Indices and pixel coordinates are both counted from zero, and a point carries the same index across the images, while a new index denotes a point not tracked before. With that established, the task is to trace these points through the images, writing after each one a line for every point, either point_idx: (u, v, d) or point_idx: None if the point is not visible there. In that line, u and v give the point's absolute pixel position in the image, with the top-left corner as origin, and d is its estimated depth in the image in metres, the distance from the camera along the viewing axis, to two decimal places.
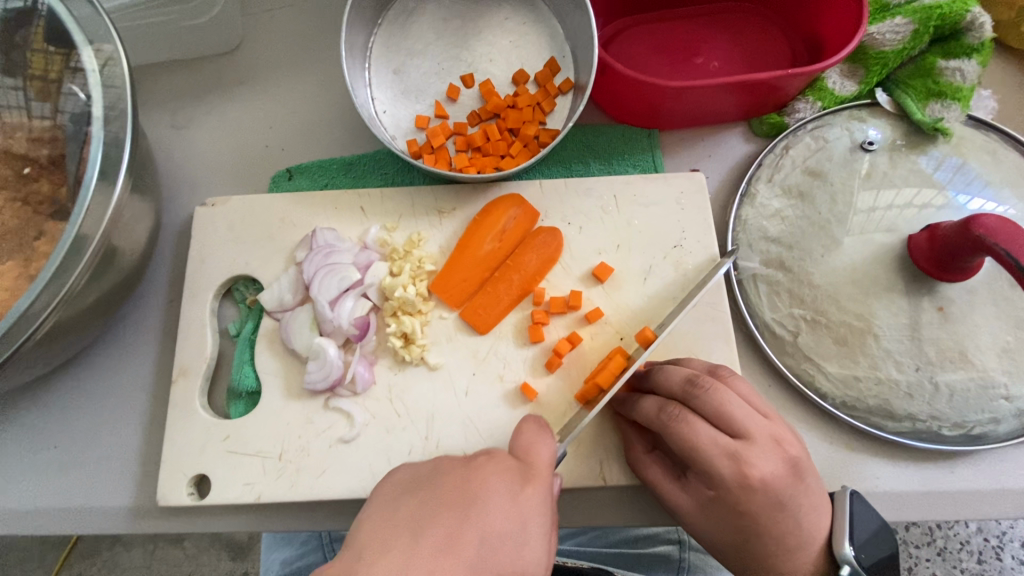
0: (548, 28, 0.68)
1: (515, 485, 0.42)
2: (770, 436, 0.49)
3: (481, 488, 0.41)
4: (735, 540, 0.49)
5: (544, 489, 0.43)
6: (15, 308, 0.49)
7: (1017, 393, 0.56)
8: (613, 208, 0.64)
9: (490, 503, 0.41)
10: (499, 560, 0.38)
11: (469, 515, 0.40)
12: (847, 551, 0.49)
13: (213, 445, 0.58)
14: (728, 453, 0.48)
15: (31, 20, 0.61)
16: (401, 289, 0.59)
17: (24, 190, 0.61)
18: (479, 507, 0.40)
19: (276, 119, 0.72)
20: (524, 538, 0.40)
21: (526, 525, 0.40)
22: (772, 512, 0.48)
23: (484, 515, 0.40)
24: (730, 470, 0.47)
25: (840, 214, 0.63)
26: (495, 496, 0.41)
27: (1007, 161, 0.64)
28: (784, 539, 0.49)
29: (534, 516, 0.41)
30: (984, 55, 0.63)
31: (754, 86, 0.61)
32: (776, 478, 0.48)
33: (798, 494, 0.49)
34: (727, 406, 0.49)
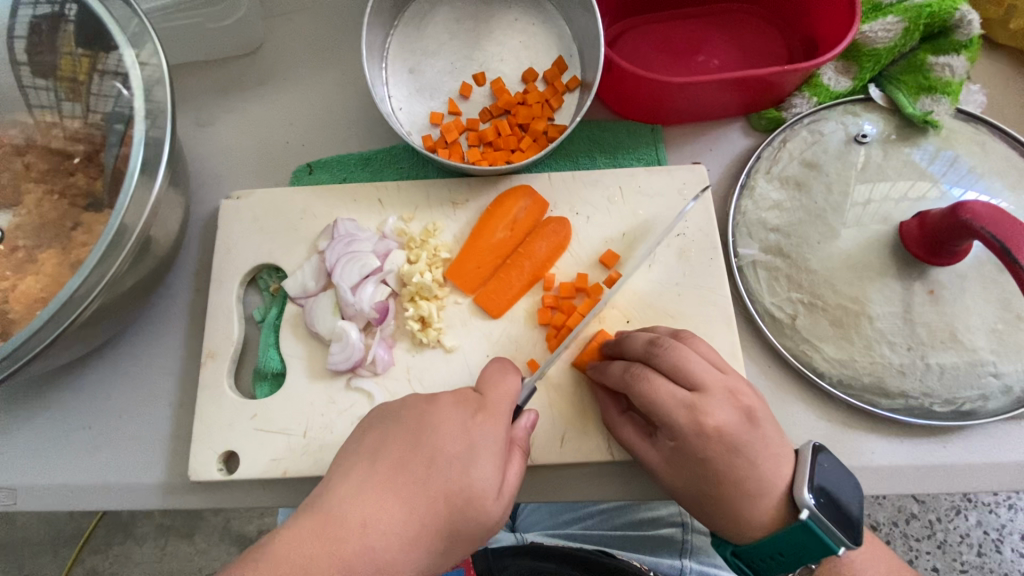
0: (557, 28, 0.72)
1: (468, 414, 0.47)
2: (725, 387, 0.53)
3: (433, 417, 0.47)
4: (700, 489, 0.53)
5: (500, 417, 0.47)
6: (64, 290, 0.53)
7: (1005, 371, 0.59)
8: (619, 199, 0.67)
9: (440, 429, 0.46)
10: (445, 479, 0.44)
11: (420, 442, 0.45)
12: (806, 496, 0.51)
13: (241, 423, 0.61)
14: (685, 404, 0.51)
15: (59, 26, 0.64)
16: (418, 275, 0.62)
17: (61, 183, 0.64)
18: (429, 434, 0.46)
19: (296, 117, 0.75)
20: (470, 459, 0.45)
21: (474, 449, 0.45)
22: (729, 458, 0.51)
23: (434, 441, 0.45)
24: (687, 420, 0.51)
25: (836, 203, 0.66)
26: (446, 423, 0.46)
27: (995, 153, 0.67)
28: (745, 486, 0.51)
29: (482, 441, 0.45)
30: (972, 51, 0.66)
31: (753, 81, 0.64)
32: (731, 427, 0.51)
33: (756, 441, 0.52)
34: (685, 362, 0.53)
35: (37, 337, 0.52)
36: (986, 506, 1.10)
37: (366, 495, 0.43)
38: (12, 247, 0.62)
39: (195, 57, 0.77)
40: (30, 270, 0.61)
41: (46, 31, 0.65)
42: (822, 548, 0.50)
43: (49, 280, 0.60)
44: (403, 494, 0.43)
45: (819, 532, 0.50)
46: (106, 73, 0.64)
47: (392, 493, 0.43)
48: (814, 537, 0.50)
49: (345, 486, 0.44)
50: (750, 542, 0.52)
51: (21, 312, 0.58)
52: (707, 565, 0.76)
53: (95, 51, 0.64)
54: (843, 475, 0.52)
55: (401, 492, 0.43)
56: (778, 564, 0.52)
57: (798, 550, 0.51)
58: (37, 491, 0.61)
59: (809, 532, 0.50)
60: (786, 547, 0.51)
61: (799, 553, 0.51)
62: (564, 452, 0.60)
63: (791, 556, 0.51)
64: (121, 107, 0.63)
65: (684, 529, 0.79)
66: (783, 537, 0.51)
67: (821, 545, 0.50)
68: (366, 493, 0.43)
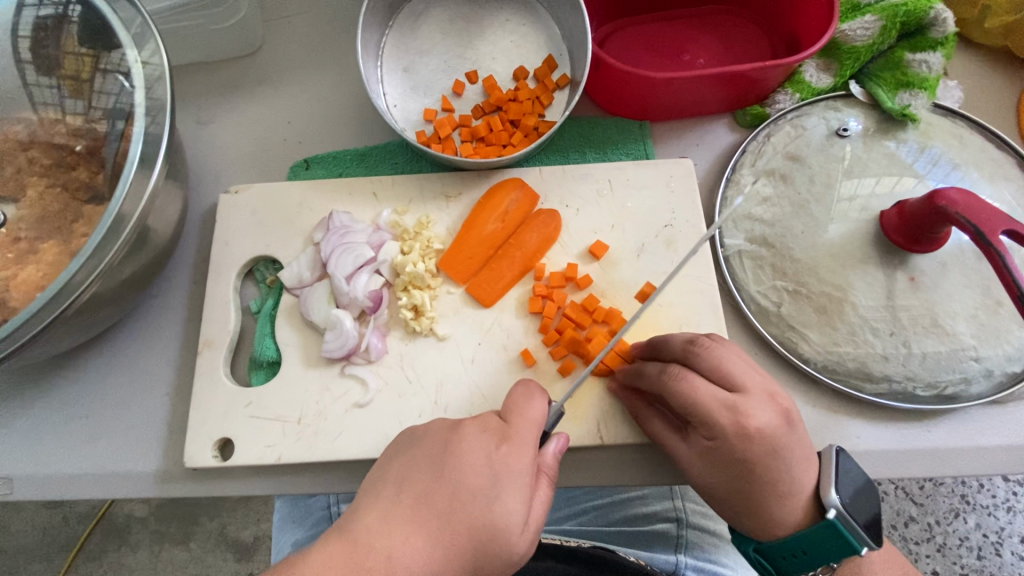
0: (547, 28, 0.74)
1: (493, 446, 0.46)
2: (764, 391, 0.53)
3: (460, 446, 0.45)
4: (734, 488, 0.52)
5: (528, 444, 0.46)
6: (60, 279, 0.54)
7: (986, 355, 0.60)
8: (608, 192, 0.69)
9: (464, 460, 0.45)
10: (470, 514, 0.43)
11: (445, 472, 0.44)
12: (833, 497, 0.52)
13: (237, 410, 0.62)
14: (727, 406, 0.51)
15: (65, 25, 0.67)
16: (411, 264, 0.64)
17: (64, 177, 0.66)
18: (456, 462, 0.45)
19: (294, 114, 0.77)
20: (495, 493, 0.43)
21: (498, 481, 0.44)
22: (767, 458, 0.51)
23: (458, 471, 0.44)
24: (730, 420, 0.51)
25: (819, 194, 0.68)
26: (473, 451, 0.45)
27: (973, 145, 0.69)
28: (777, 484, 0.51)
29: (507, 474, 0.44)
30: (948, 48, 0.69)
31: (735, 77, 0.66)
32: (770, 428, 0.51)
33: (791, 443, 0.52)
34: (725, 364, 0.53)
35: (35, 320, 0.54)
36: (985, 508, 1.10)
37: (392, 526, 0.42)
38: (14, 238, 0.63)
39: (196, 57, 0.79)
40: (31, 260, 0.62)
41: (49, 29, 0.67)
42: (844, 547, 0.51)
43: (49, 269, 0.61)
44: (432, 531, 0.42)
45: (844, 532, 0.51)
46: (109, 72, 0.66)
47: (418, 524, 0.42)
48: (839, 536, 0.51)
49: (370, 515, 0.43)
50: (773, 539, 0.53)
51: (20, 299, 0.59)
52: (702, 559, 0.81)
53: (100, 50, 0.66)
54: (862, 478, 0.53)
55: (428, 526, 0.42)
56: (798, 562, 0.53)
57: (820, 548, 0.52)
58: (39, 478, 0.63)
59: (835, 531, 0.51)
60: (810, 545, 0.52)
61: (821, 552, 0.52)
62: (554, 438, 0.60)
63: (813, 554, 0.52)
64: (122, 104, 0.65)
65: (679, 524, 0.84)
66: (809, 536, 0.51)
67: (843, 545, 0.51)
68: (392, 526, 0.42)
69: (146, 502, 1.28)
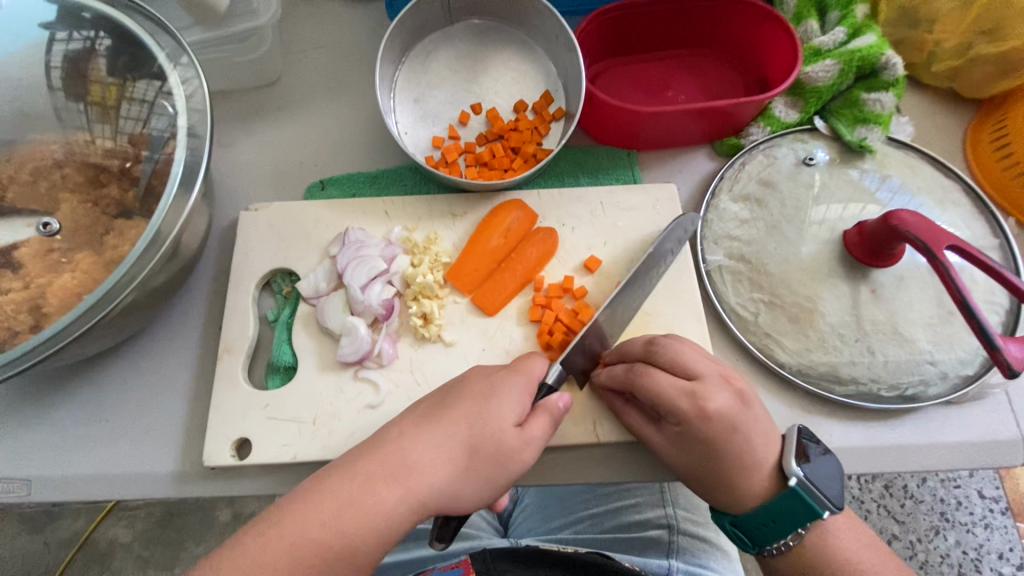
0: (543, 65, 0.82)
1: (491, 371, 0.57)
2: (718, 375, 0.59)
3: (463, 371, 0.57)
4: (704, 469, 0.58)
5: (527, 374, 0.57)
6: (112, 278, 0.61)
7: (941, 358, 0.67)
8: (600, 213, 0.76)
9: (470, 376, 0.57)
10: (468, 409, 0.53)
11: (456, 384, 0.56)
12: (794, 466, 0.56)
13: (254, 411, 0.66)
14: (686, 393, 0.57)
15: (90, 58, 0.73)
16: (421, 276, 0.69)
17: (96, 194, 0.71)
18: (461, 381, 0.56)
19: (310, 140, 0.83)
20: (490, 397, 0.54)
21: (494, 389, 0.54)
22: (730, 437, 0.56)
23: (465, 385, 0.56)
24: (690, 406, 0.57)
25: (790, 216, 0.75)
26: (478, 371, 0.57)
27: (923, 174, 0.77)
28: (742, 459, 0.56)
29: (501, 383, 0.55)
30: (898, 89, 0.76)
31: (713, 112, 0.75)
32: (728, 409, 0.57)
33: (750, 419, 0.57)
34: (681, 356, 0.59)
35: (89, 315, 0.60)
36: (963, 526, 1.20)
37: (412, 420, 0.54)
38: (48, 248, 0.67)
39: (218, 85, 0.85)
40: (65, 269, 0.66)
41: (81, 61, 0.73)
42: (808, 513, 0.55)
43: (85, 277, 0.65)
44: (437, 427, 0.53)
45: (805, 497, 0.55)
46: (133, 99, 0.73)
47: (429, 417, 0.54)
48: (800, 501, 0.55)
49: (399, 415, 0.56)
50: (747, 510, 0.57)
51: (55, 305, 0.63)
52: (692, 564, 0.86)
53: (123, 79, 0.73)
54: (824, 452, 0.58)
55: (434, 418, 0.53)
56: (770, 531, 0.57)
57: (787, 516, 0.56)
58: (60, 480, 0.66)
59: (797, 497, 0.55)
60: (777, 513, 0.56)
61: (789, 519, 0.56)
62: (554, 435, 0.65)
63: (781, 522, 0.56)
64: (165, 129, 0.70)
65: (671, 530, 0.89)
66: (775, 504, 0.56)
67: (808, 512, 0.55)
68: (409, 420, 0.54)
69: (131, 527, 1.37)
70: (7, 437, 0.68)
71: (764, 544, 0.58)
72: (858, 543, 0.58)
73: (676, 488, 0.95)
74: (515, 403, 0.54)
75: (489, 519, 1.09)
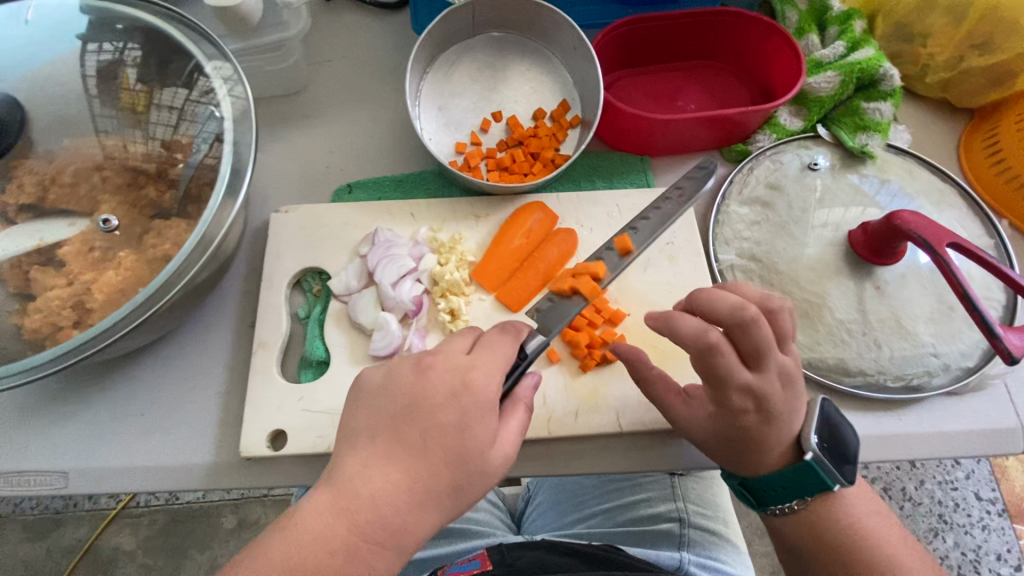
0: (560, 75, 0.86)
1: (463, 382, 0.52)
2: (781, 368, 0.57)
3: (422, 393, 0.51)
4: (716, 436, 0.61)
5: (492, 374, 0.53)
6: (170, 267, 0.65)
7: (943, 351, 0.71)
8: (617, 214, 0.79)
9: (430, 401, 0.51)
10: (444, 445, 0.50)
11: (414, 413, 0.51)
12: (812, 441, 0.59)
13: (289, 404, 0.68)
14: (749, 386, 0.57)
15: (118, 71, 0.75)
16: (449, 274, 0.72)
17: (134, 196, 0.73)
18: (424, 406, 0.51)
19: (336, 145, 0.87)
20: (463, 426, 0.51)
21: (466, 414, 0.51)
22: (762, 424, 0.58)
23: (428, 416, 0.51)
24: (741, 396, 0.58)
25: (797, 217, 0.79)
26: (437, 388, 0.52)
27: (921, 178, 0.82)
28: (766, 440, 0.59)
29: (472, 407, 0.51)
30: (896, 99, 0.82)
31: (722, 120, 0.79)
32: (776, 402, 0.58)
33: (786, 407, 0.58)
34: (765, 347, 0.56)
35: (144, 306, 0.64)
36: (962, 528, 1.34)
37: (371, 464, 0.50)
38: (89, 246, 0.69)
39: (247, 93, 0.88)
40: (108, 266, 0.68)
41: (113, 72, 0.75)
42: (820, 482, 0.60)
43: (128, 274, 0.67)
44: (409, 466, 0.50)
45: (818, 470, 0.59)
46: (162, 107, 0.75)
47: (396, 457, 0.50)
48: (813, 474, 0.59)
49: (352, 459, 0.51)
50: (758, 475, 0.62)
51: (100, 301, 0.66)
52: (703, 556, 0.89)
53: (153, 86, 0.75)
54: (840, 429, 0.61)
55: (404, 461, 0.50)
56: (779, 495, 0.61)
57: (797, 484, 0.60)
58: (96, 473, 0.68)
59: (811, 470, 0.59)
60: (788, 481, 0.60)
61: (799, 486, 0.60)
62: (578, 425, 0.68)
63: (791, 488, 0.61)
64: (209, 131, 0.72)
65: (682, 523, 0.92)
66: (788, 474, 0.60)
67: (818, 481, 0.59)
68: (371, 466, 0.50)
69: (135, 535, 1.38)
70: (42, 432, 0.69)
71: (769, 505, 0.63)
72: (864, 509, 0.61)
73: (686, 483, 0.98)
74: (490, 425, 0.52)
75: (502, 518, 1.11)
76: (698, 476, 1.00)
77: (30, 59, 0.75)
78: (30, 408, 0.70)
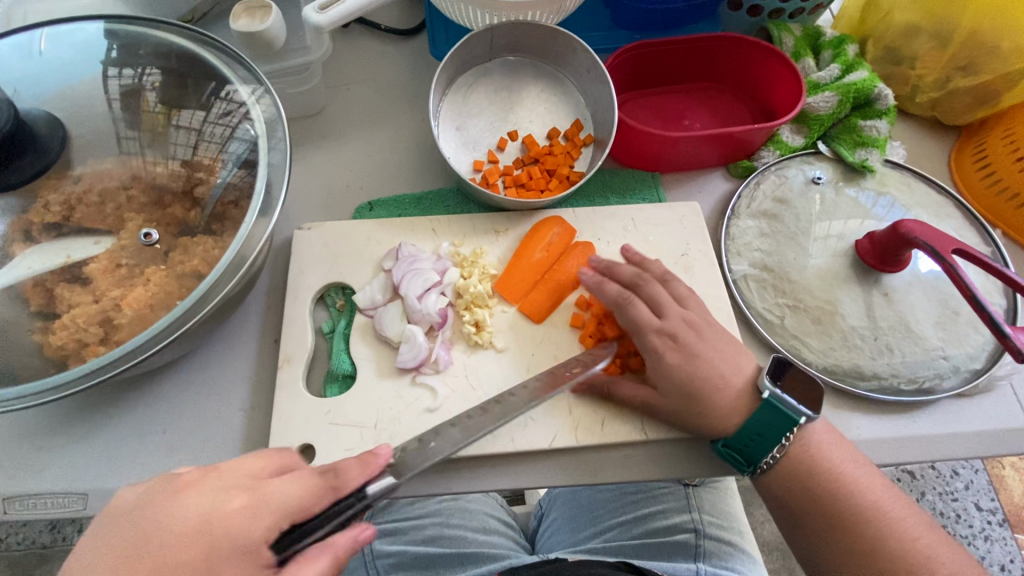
0: (573, 97, 0.90)
1: (177, 518, 0.46)
2: (682, 314, 0.69)
3: (165, 523, 0.46)
4: (683, 385, 0.65)
5: (260, 518, 0.46)
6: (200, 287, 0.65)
7: (952, 353, 0.74)
8: (632, 228, 0.82)
9: (172, 527, 0.46)
10: None
11: (144, 549, 0.45)
12: (766, 381, 0.65)
13: (316, 418, 0.68)
14: (657, 326, 0.68)
15: (138, 95, 0.75)
16: (473, 286, 0.73)
17: (159, 213, 0.73)
18: (158, 544, 0.45)
19: (356, 164, 0.89)
20: (199, 571, 0.44)
21: (211, 555, 0.45)
22: (695, 363, 0.66)
23: (149, 549, 0.45)
24: (659, 337, 0.67)
25: (804, 229, 0.82)
26: (178, 514, 0.46)
27: (918, 191, 0.86)
28: (714, 381, 0.65)
29: (220, 550, 0.45)
30: (890, 116, 0.87)
31: (730, 138, 0.83)
32: (690, 340, 0.67)
33: (706, 347, 0.67)
34: (654, 297, 0.70)
35: (175, 322, 0.64)
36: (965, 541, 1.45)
37: None
38: (114, 264, 0.69)
39: None
40: (136, 283, 0.68)
41: (135, 94, 0.75)
42: (786, 420, 0.64)
43: (157, 290, 0.68)
44: None
45: (779, 406, 0.64)
46: (179, 128, 0.75)
47: None
48: (777, 411, 0.64)
49: None
50: (731, 431, 0.65)
51: (128, 317, 0.66)
52: (718, 567, 0.89)
53: (172, 108, 0.76)
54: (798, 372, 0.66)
55: None
56: (758, 446, 0.65)
57: (771, 429, 0.64)
58: (117, 492, 0.67)
59: (772, 408, 0.64)
60: (761, 426, 0.64)
61: (772, 431, 0.64)
62: (605, 434, 0.69)
63: (767, 434, 0.64)
64: (236, 151, 0.73)
65: (697, 535, 0.92)
66: (758, 417, 0.64)
67: (784, 418, 0.64)
68: None
69: None
70: (62, 451, 0.68)
71: (756, 462, 0.66)
72: (838, 457, 0.64)
73: (701, 493, 0.99)
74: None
75: (516, 537, 1.10)
76: (713, 486, 1.00)
77: (47, 78, 0.74)
78: (49, 428, 0.69)
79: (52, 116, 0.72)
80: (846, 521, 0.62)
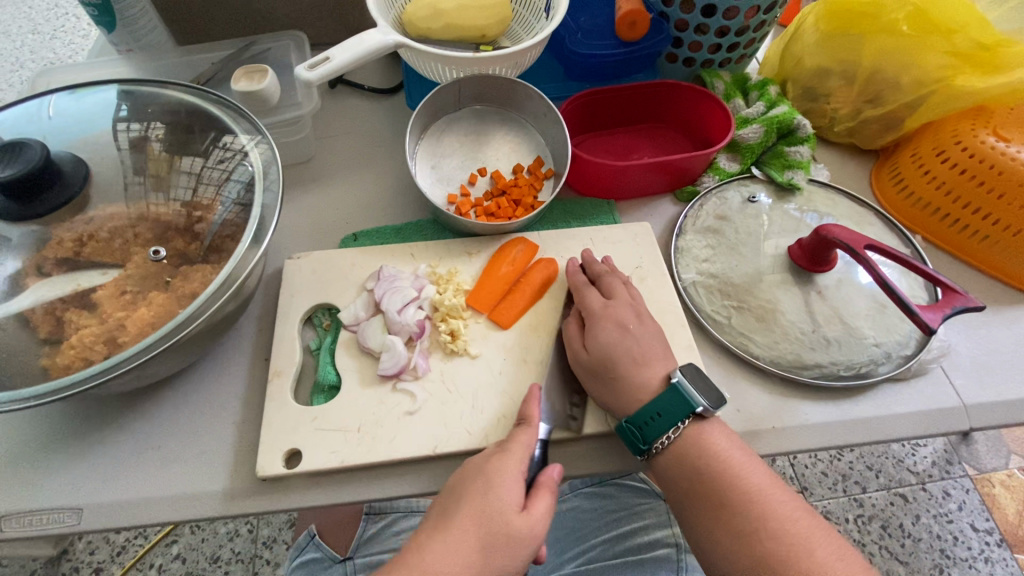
0: (533, 137, 1.02)
1: (476, 466, 0.67)
2: (633, 303, 0.80)
3: (458, 478, 0.66)
4: (609, 353, 0.74)
5: (513, 459, 0.67)
6: (199, 305, 0.73)
7: (883, 341, 0.81)
8: (592, 246, 0.91)
9: (466, 478, 0.66)
10: (462, 514, 0.63)
11: (456, 492, 0.65)
12: (677, 370, 0.72)
13: (304, 425, 0.73)
14: (602, 303, 0.79)
15: (146, 143, 0.85)
16: (448, 299, 0.81)
17: (161, 245, 0.80)
18: (458, 488, 0.65)
19: (342, 202, 0.99)
20: (488, 496, 0.63)
21: (490, 483, 0.64)
22: (622, 336, 0.75)
23: (463, 490, 0.65)
24: (601, 309, 0.78)
25: (745, 240, 0.92)
26: (472, 469, 0.66)
27: (841, 205, 0.97)
28: (634, 356, 0.74)
29: (500, 478, 0.65)
30: (811, 142, 0.99)
31: (673, 167, 0.94)
32: (625, 319, 0.77)
33: (641, 330, 0.77)
34: (613, 287, 0.81)
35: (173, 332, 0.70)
36: (964, 562, 1.46)
37: (430, 541, 0.62)
38: (120, 290, 0.76)
39: None
40: (139, 306, 0.75)
41: (142, 144, 0.85)
42: (687, 406, 0.70)
43: (159, 310, 0.74)
44: (440, 536, 0.62)
45: (683, 393, 0.70)
46: (182, 171, 0.84)
47: (438, 532, 0.62)
48: (679, 396, 0.70)
49: (419, 538, 0.63)
50: (636, 408, 0.71)
51: (133, 334, 0.72)
52: None
53: (176, 154, 0.85)
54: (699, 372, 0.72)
55: (431, 536, 0.62)
56: (658, 425, 0.70)
57: (670, 411, 0.70)
58: (110, 505, 0.70)
59: (678, 392, 0.70)
60: (662, 408, 0.70)
61: (672, 412, 0.70)
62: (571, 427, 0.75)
63: (665, 415, 0.69)
64: (233, 189, 0.82)
65: (678, 549, 0.95)
66: (663, 399, 0.70)
67: (684, 404, 0.70)
68: (424, 541, 0.62)
69: None
70: (60, 469, 0.72)
71: (653, 441, 0.70)
72: (727, 444, 0.69)
73: None
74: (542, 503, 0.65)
75: None
76: None
77: (66, 132, 0.83)
78: (48, 447, 0.73)
79: (75, 156, 0.81)
80: (730, 503, 0.66)
